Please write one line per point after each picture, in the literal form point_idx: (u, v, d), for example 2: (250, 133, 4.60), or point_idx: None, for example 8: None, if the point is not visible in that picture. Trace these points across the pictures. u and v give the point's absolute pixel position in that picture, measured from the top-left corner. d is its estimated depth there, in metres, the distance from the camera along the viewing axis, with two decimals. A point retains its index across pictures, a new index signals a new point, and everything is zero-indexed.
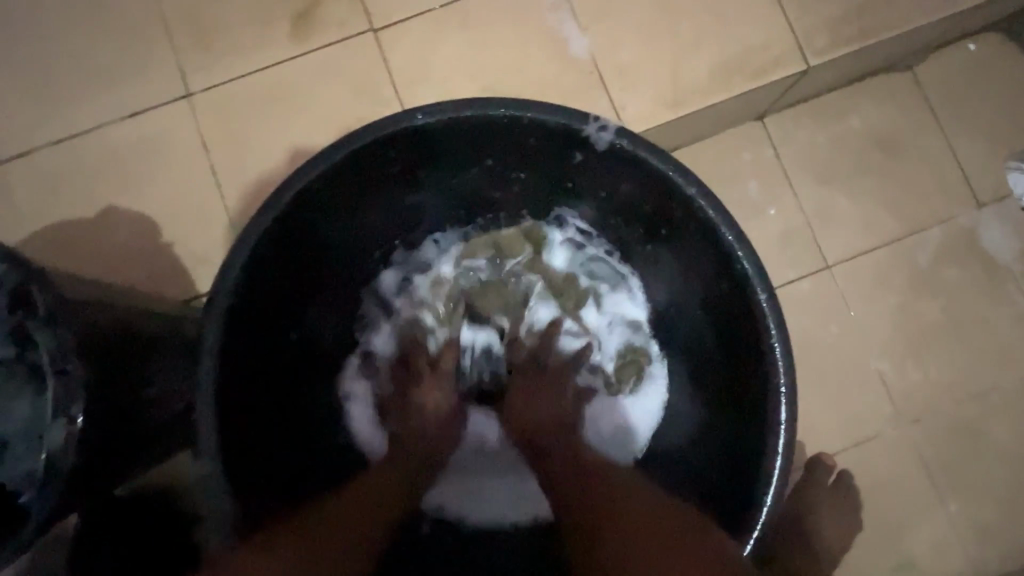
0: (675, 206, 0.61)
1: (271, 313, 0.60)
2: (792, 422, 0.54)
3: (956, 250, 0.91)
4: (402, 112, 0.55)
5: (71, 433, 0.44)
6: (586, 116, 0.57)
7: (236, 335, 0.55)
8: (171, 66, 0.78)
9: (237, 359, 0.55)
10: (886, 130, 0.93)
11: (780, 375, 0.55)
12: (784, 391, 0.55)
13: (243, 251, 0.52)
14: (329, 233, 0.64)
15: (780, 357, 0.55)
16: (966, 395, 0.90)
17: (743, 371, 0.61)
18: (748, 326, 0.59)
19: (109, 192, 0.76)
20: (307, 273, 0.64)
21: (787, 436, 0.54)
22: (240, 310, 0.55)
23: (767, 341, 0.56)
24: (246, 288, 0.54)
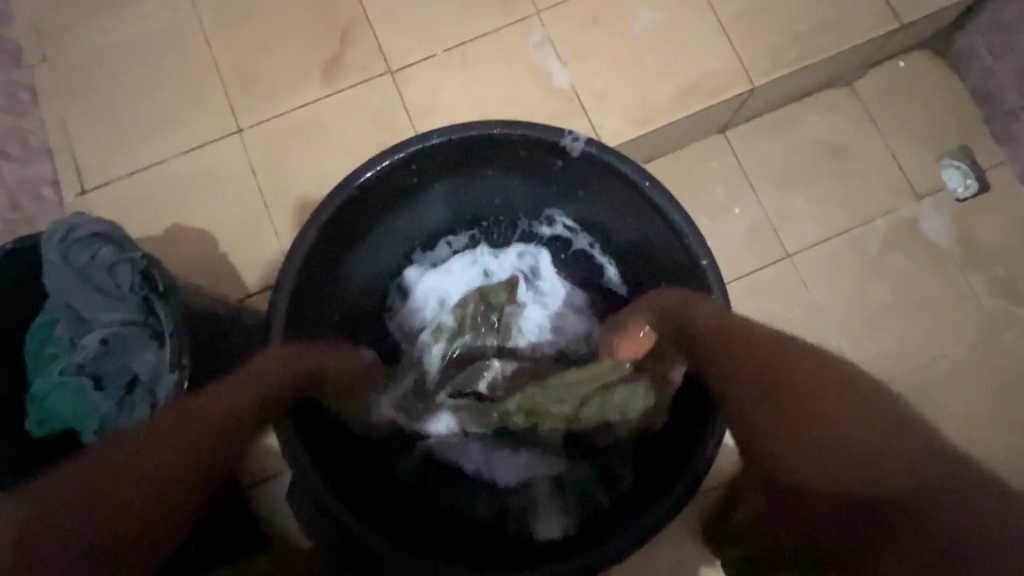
0: (638, 201, 0.74)
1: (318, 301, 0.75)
2: None
3: (899, 238, 1.05)
4: (419, 136, 0.72)
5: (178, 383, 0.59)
6: (562, 132, 0.72)
7: (295, 316, 0.70)
8: (225, 109, 0.96)
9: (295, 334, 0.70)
10: (833, 137, 1.08)
11: None
12: None
13: (301, 247, 0.68)
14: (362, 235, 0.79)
15: None
16: (918, 365, 1.01)
17: None
18: None
19: (179, 212, 0.93)
20: (345, 269, 0.79)
21: None
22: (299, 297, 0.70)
23: None
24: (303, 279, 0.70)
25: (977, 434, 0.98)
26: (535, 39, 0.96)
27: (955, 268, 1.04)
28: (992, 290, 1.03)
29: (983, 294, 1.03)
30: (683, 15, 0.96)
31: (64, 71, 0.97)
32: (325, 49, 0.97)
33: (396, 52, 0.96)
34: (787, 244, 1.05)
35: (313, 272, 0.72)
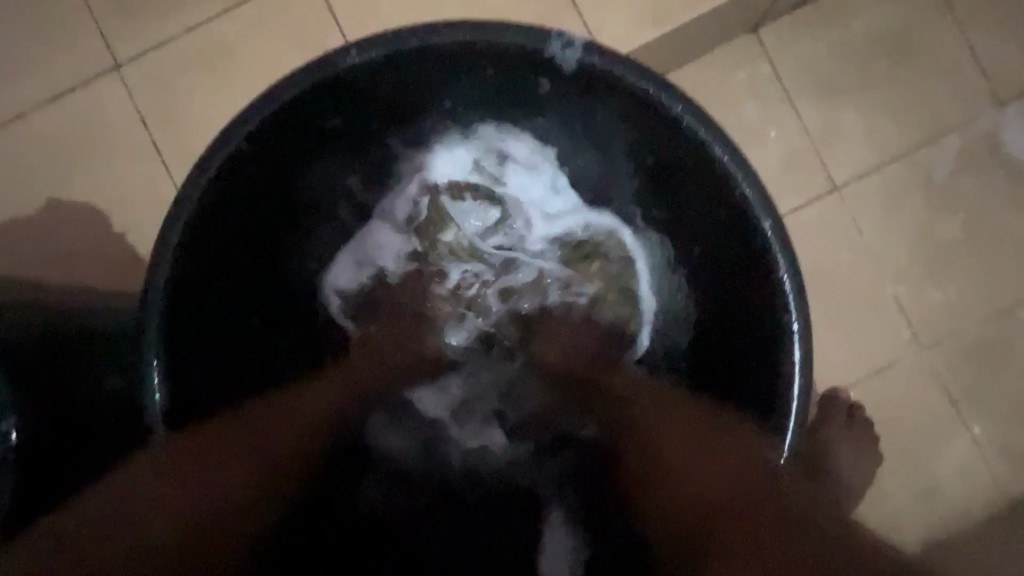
0: (658, 127, 0.53)
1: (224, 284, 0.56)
2: (807, 358, 0.50)
3: (975, 157, 0.84)
4: (333, 51, 0.48)
5: None
6: (546, 33, 0.49)
7: (182, 309, 0.51)
8: (92, 37, 0.71)
9: (186, 336, 0.52)
10: (895, 29, 0.84)
11: (790, 309, 0.50)
12: (796, 326, 0.50)
13: (177, 224, 0.47)
14: (281, 190, 0.57)
15: (791, 289, 0.49)
16: (992, 312, 0.83)
17: (746, 305, 0.55)
18: (750, 258, 0.53)
19: (50, 184, 0.71)
20: (263, 236, 0.59)
21: (804, 371, 0.50)
22: (181, 294, 0.50)
23: (775, 270, 0.50)
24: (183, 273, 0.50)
25: None
26: None
27: None
28: None
29: None
30: None
31: None
32: None
33: None
34: (835, 174, 0.84)
35: (197, 255, 0.51)
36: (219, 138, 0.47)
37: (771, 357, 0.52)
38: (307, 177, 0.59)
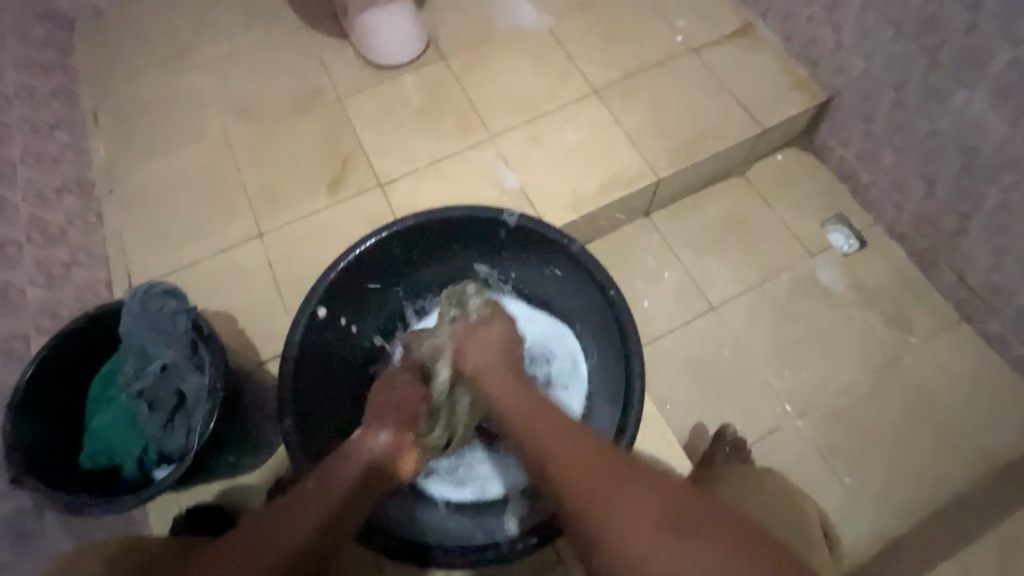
0: (563, 258, 0.92)
1: (321, 357, 0.90)
2: (644, 387, 0.81)
3: (803, 288, 1.27)
4: (390, 223, 0.91)
5: (206, 424, 0.73)
6: (501, 210, 0.91)
7: (301, 362, 0.84)
8: (249, 220, 1.22)
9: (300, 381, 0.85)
10: (736, 213, 1.35)
11: (636, 357, 0.83)
12: (638, 367, 0.82)
13: (304, 314, 0.85)
14: (355, 302, 0.95)
15: (636, 346, 0.83)
16: (837, 390, 1.18)
17: (622, 364, 0.87)
18: (619, 331, 0.87)
19: (208, 301, 1.15)
20: (340, 329, 0.93)
21: (642, 395, 0.81)
22: (304, 349, 0.85)
23: (629, 335, 0.84)
24: (308, 335, 0.85)
25: (896, 451, 1.13)
26: (490, 155, 1.26)
27: (852, 309, 1.25)
28: (886, 325, 1.23)
29: (880, 330, 1.23)
30: (599, 133, 1.28)
31: (126, 199, 1.24)
32: (330, 173, 1.26)
33: (384, 171, 1.25)
34: (711, 298, 1.26)
35: (314, 333, 0.87)
36: (327, 270, 0.87)
37: (630, 393, 0.82)
38: (368, 294, 0.96)
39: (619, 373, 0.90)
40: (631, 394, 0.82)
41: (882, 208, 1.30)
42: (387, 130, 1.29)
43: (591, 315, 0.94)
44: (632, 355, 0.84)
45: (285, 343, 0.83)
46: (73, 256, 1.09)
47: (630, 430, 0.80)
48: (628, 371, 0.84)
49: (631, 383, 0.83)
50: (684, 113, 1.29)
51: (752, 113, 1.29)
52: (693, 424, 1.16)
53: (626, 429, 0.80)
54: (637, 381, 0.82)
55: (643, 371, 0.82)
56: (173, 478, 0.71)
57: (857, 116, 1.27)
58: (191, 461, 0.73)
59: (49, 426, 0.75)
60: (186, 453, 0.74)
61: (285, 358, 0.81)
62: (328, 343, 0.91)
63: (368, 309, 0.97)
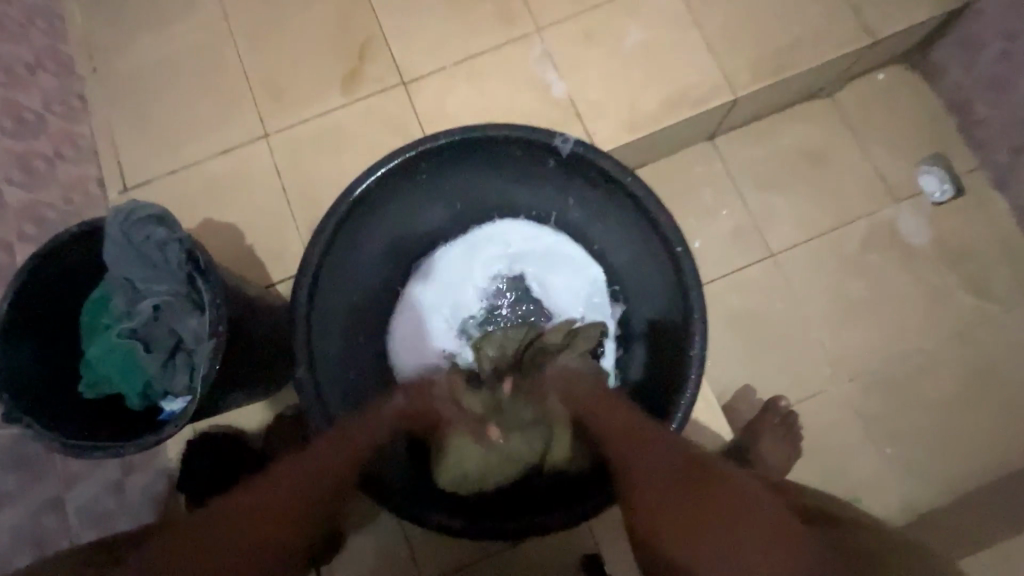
0: (619, 196, 0.78)
1: (338, 296, 0.80)
2: (704, 357, 0.71)
3: (879, 239, 1.11)
4: (422, 139, 0.75)
5: (211, 370, 0.65)
6: (554, 133, 0.75)
7: (317, 301, 0.75)
8: (253, 118, 1.06)
9: (317, 321, 0.76)
10: (816, 144, 1.15)
11: (698, 323, 0.72)
12: (700, 334, 0.72)
13: (319, 244, 0.73)
14: (378, 230, 0.83)
15: (698, 307, 0.72)
16: (895, 356, 1.07)
17: (677, 323, 0.77)
18: (679, 288, 0.75)
19: (209, 209, 1.03)
20: (360, 262, 0.83)
21: (700, 365, 0.71)
22: (319, 285, 0.75)
23: (691, 295, 0.73)
24: (324, 264, 0.75)
25: (948, 423, 1.05)
26: (536, 54, 1.05)
27: (930, 266, 1.10)
28: (964, 287, 1.09)
29: (957, 294, 1.09)
30: (671, 31, 1.05)
31: (112, 82, 1.07)
32: (344, 64, 1.06)
33: (409, 66, 1.06)
34: (771, 244, 1.12)
35: (330, 267, 0.77)
36: (346, 191, 0.74)
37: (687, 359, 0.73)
38: (393, 221, 0.84)
39: (668, 332, 0.80)
40: (688, 362, 0.72)
41: (995, 148, 1.10)
42: (412, 12, 1.07)
43: (642, 265, 0.83)
44: (692, 316, 0.73)
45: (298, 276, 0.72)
46: (57, 149, 0.96)
47: (685, 400, 0.71)
48: (686, 333, 0.73)
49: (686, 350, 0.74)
50: (780, 11, 1.05)
51: (864, 18, 1.04)
52: (731, 379, 1.08)
53: (681, 400, 0.72)
54: (697, 349, 0.72)
55: (706, 338, 0.71)
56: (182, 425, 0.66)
57: (996, 30, 1.02)
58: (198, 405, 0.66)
59: (41, 356, 0.68)
60: (192, 394, 0.68)
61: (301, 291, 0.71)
62: (348, 278, 0.81)
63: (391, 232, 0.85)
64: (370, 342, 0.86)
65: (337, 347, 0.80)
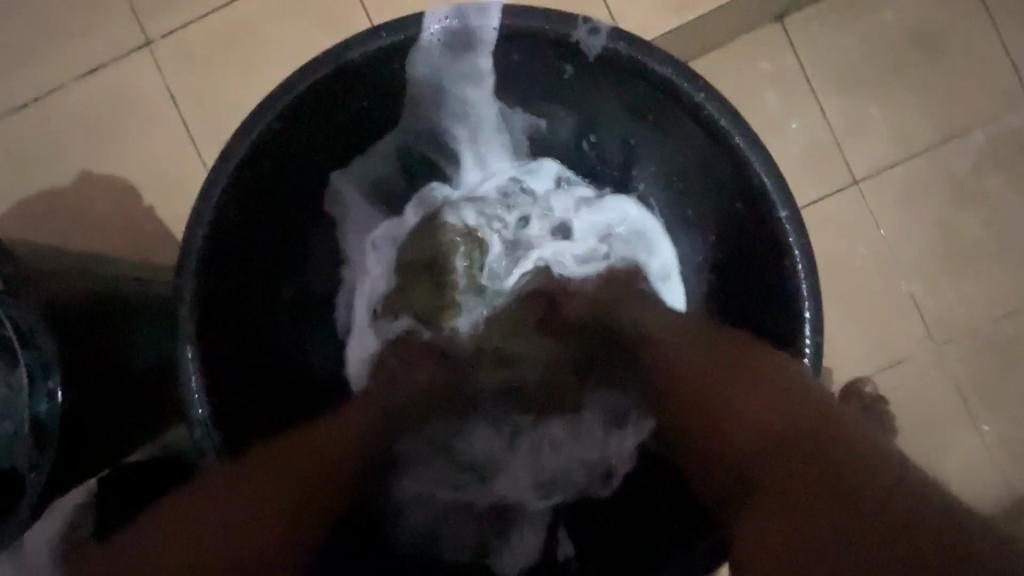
0: (674, 115, 0.55)
1: (251, 276, 0.58)
2: (817, 344, 0.52)
3: (1001, 155, 0.83)
4: (365, 31, 0.50)
5: (53, 406, 0.45)
6: (575, 18, 0.50)
7: (217, 290, 0.53)
8: (127, 18, 0.73)
9: (219, 319, 0.54)
10: (926, 22, 0.82)
11: (804, 294, 0.52)
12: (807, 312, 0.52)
13: (211, 203, 0.49)
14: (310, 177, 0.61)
15: (803, 273, 0.51)
16: (1006, 310, 0.84)
17: (756, 288, 0.58)
18: (763, 243, 0.55)
19: (85, 158, 0.73)
20: (287, 224, 0.61)
21: (812, 357, 0.52)
22: (219, 266, 0.53)
23: (788, 256, 0.52)
24: (214, 247, 0.51)
25: None
26: None
27: None
28: None
29: None
30: None
31: None
32: None
33: None
34: (855, 168, 0.83)
35: (232, 238, 0.53)
36: (252, 117, 0.49)
37: (779, 332, 0.56)
38: (334, 161, 0.62)
39: (744, 299, 0.61)
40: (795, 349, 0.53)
41: None
42: None
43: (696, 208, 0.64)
44: (787, 286, 0.53)
45: (181, 253, 0.49)
46: None
47: None
48: (782, 305, 0.54)
49: (787, 327, 0.54)
50: None
51: None
52: None
53: None
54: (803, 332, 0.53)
55: (819, 311, 0.52)
56: (33, 502, 0.44)
57: None
58: (53, 465, 0.45)
59: None
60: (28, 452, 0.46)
61: (180, 296, 0.48)
62: (267, 248, 0.59)
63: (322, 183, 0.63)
64: (314, 335, 0.66)
65: (253, 347, 0.59)
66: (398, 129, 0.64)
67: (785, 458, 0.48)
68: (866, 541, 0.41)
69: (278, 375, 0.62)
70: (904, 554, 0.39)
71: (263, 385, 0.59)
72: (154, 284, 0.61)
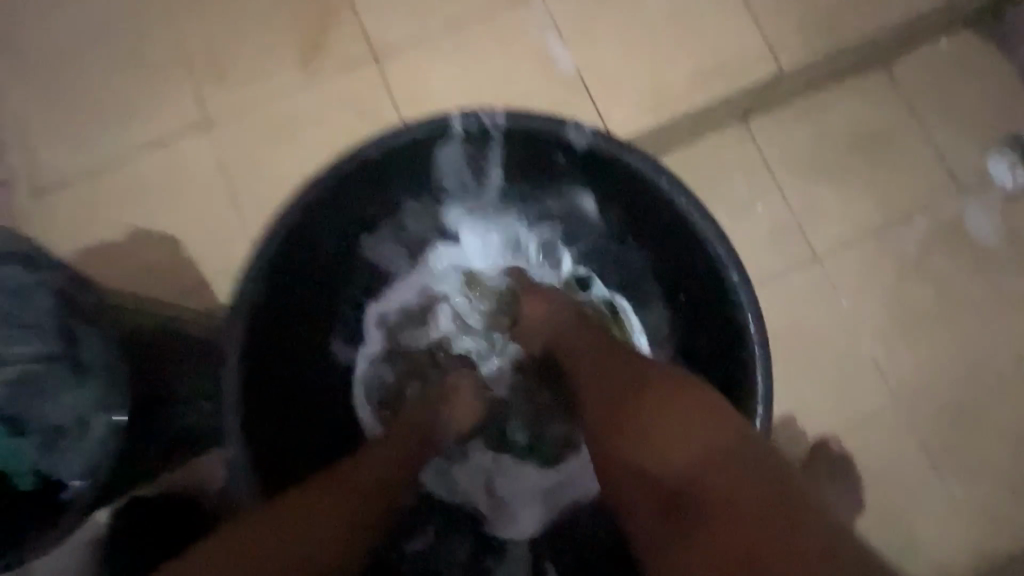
0: (649, 202, 0.64)
1: (279, 326, 0.66)
2: (768, 409, 0.59)
3: (942, 239, 0.95)
4: (396, 128, 0.61)
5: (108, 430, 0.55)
6: (564, 120, 0.61)
7: (252, 337, 0.61)
8: (190, 101, 0.86)
9: (254, 361, 0.62)
10: (868, 125, 0.97)
11: (756, 364, 0.59)
12: (759, 379, 0.59)
13: (260, 263, 0.58)
14: (337, 242, 0.69)
15: (757, 346, 0.60)
16: (960, 377, 0.91)
17: (722, 358, 0.66)
18: (725, 316, 0.63)
19: (138, 215, 0.84)
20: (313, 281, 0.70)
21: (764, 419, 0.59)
22: (257, 315, 0.61)
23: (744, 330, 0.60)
24: (256, 300, 0.59)
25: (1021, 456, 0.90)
26: (535, 18, 0.85)
27: (1000, 273, 0.94)
28: None
29: None
30: None
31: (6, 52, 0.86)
32: (301, 33, 0.87)
33: (380, 35, 0.86)
34: (815, 246, 0.95)
35: (271, 292, 0.62)
36: (299, 194, 0.59)
37: (738, 396, 0.62)
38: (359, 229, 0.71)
39: (713, 368, 0.67)
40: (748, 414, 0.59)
41: None
42: None
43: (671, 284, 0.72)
44: (745, 355, 0.60)
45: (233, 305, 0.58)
46: None
47: None
48: (740, 373, 0.61)
49: (744, 392, 0.61)
50: None
51: None
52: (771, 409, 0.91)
53: None
54: (757, 398, 0.59)
55: (769, 374, 0.59)
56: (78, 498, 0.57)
57: None
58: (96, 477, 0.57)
59: None
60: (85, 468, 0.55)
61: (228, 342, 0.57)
62: (294, 302, 0.67)
63: (353, 246, 0.72)
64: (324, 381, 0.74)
65: (275, 389, 0.67)
66: (415, 202, 0.73)
67: (714, 464, 0.49)
68: (776, 524, 0.45)
69: (291, 417, 0.68)
70: (811, 533, 0.44)
71: (279, 424, 0.67)
72: (194, 326, 0.70)
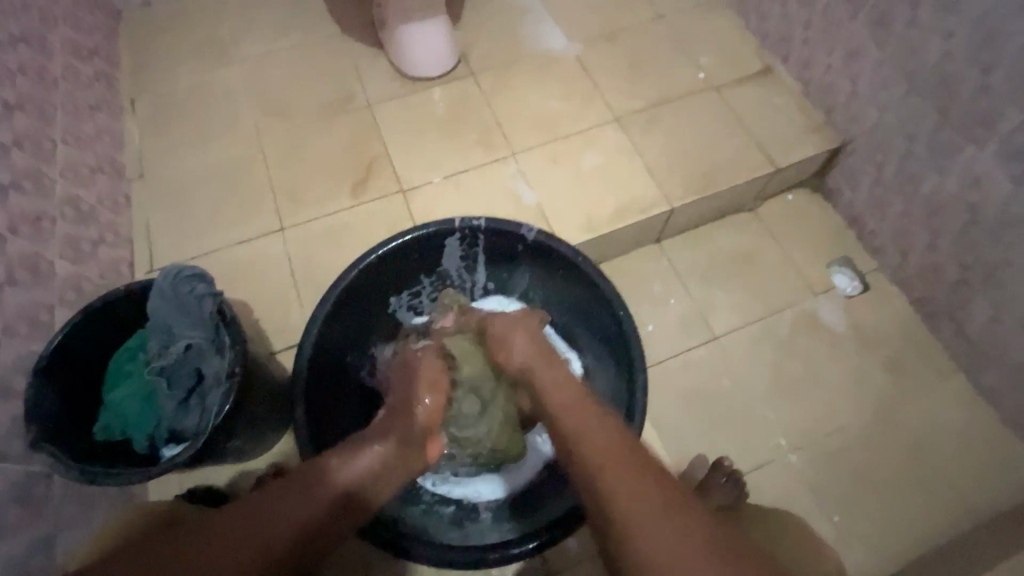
0: (576, 279, 0.96)
1: (330, 353, 0.93)
2: (642, 416, 0.84)
3: (806, 326, 1.30)
4: (420, 226, 0.95)
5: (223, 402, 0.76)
6: (521, 225, 0.95)
7: (314, 354, 0.88)
8: (273, 215, 1.26)
9: (313, 372, 0.88)
10: (744, 248, 1.38)
11: (637, 386, 0.85)
12: (638, 397, 0.85)
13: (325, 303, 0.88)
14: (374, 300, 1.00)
15: (639, 372, 0.86)
16: (830, 429, 1.20)
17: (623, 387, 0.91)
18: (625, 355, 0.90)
19: (227, 288, 1.18)
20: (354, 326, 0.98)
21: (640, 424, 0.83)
22: (319, 340, 0.88)
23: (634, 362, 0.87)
24: (320, 328, 0.88)
25: (884, 493, 1.15)
26: (511, 171, 1.30)
27: (851, 351, 1.27)
28: (882, 368, 1.26)
29: (877, 374, 1.25)
30: (618, 158, 1.32)
31: (156, 185, 1.28)
32: (354, 176, 1.30)
33: (408, 178, 1.29)
34: (714, 329, 1.29)
35: (330, 327, 0.91)
36: (354, 262, 0.91)
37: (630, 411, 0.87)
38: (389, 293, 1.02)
39: (619, 397, 0.93)
40: (634, 414, 0.85)
41: (887, 255, 1.34)
42: (413, 138, 1.34)
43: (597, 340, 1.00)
44: (635, 381, 0.86)
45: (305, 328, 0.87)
46: (102, 234, 1.13)
47: (626, 452, 0.82)
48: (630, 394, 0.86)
49: (632, 408, 0.86)
50: (702, 145, 1.34)
51: (768, 153, 1.33)
52: (688, 450, 1.18)
53: None
54: (637, 410, 0.84)
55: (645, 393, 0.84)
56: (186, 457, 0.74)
57: (867, 163, 1.31)
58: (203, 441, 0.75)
59: (65, 396, 0.77)
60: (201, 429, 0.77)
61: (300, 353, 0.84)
62: (341, 339, 0.95)
63: (381, 304, 1.01)
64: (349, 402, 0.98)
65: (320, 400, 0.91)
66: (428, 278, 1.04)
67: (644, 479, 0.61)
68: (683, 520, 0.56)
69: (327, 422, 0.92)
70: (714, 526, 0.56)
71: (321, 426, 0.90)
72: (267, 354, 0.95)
